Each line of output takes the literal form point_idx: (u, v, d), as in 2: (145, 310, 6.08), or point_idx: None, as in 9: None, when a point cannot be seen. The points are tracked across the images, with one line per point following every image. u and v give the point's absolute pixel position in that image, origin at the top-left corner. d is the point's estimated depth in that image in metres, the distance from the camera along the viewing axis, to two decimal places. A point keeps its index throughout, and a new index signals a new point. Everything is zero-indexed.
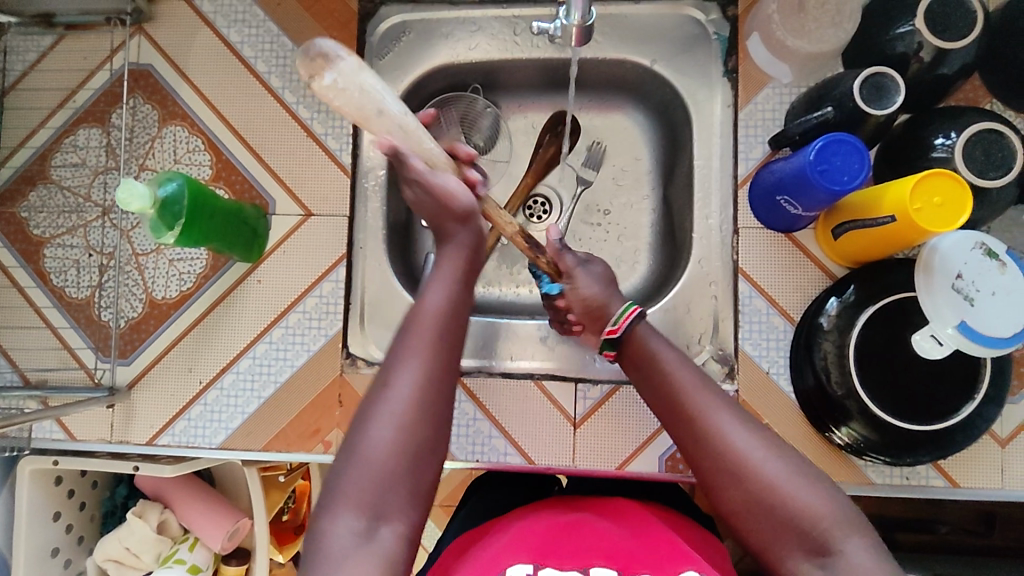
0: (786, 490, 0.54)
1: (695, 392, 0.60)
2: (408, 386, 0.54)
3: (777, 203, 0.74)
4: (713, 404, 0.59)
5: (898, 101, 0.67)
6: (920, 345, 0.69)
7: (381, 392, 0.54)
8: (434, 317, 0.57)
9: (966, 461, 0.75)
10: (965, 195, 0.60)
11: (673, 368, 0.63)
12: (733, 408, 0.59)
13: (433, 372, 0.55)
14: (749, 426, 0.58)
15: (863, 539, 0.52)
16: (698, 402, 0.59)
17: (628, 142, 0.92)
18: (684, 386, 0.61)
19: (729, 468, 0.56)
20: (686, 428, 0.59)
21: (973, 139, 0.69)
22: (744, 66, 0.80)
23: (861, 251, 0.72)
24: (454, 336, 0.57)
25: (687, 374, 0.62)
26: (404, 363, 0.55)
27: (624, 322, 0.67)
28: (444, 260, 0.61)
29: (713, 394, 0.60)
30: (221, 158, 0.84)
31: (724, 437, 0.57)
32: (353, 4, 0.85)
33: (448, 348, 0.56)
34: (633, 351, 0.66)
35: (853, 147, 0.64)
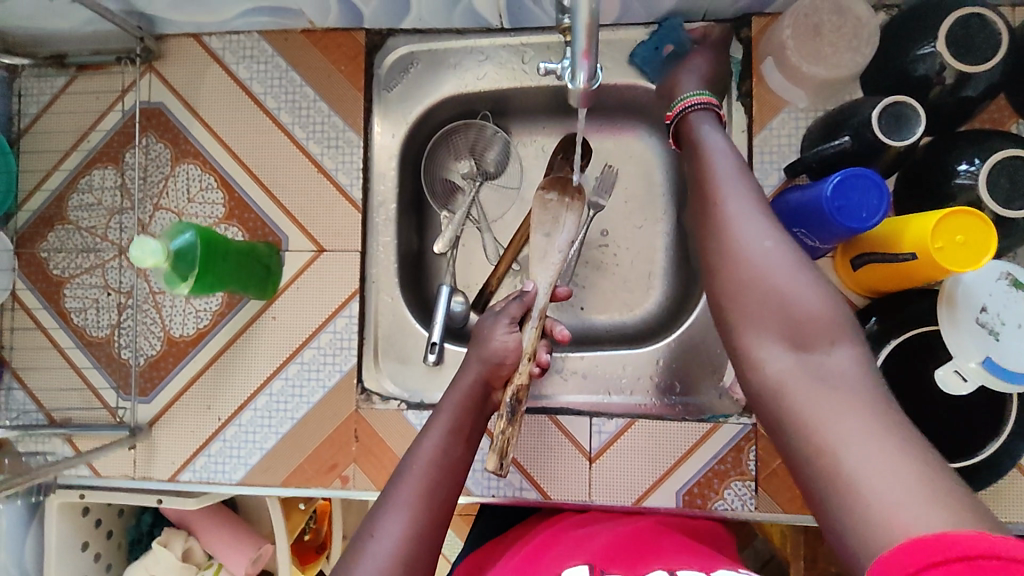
0: (782, 279, 0.51)
1: (717, 174, 0.58)
2: (393, 536, 0.56)
3: (794, 235, 0.72)
4: (741, 193, 0.56)
5: (919, 132, 0.64)
6: (944, 381, 0.67)
7: (365, 542, 0.56)
8: (426, 464, 0.62)
9: (996, 496, 0.73)
10: (989, 234, 0.58)
11: (714, 147, 0.60)
12: (753, 198, 0.56)
13: (419, 519, 0.58)
14: (772, 227, 0.54)
15: (852, 350, 0.48)
16: (715, 192, 0.57)
17: (640, 166, 0.91)
18: (711, 176, 0.58)
19: (736, 259, 0.53)
20: (701, 201, 0.58)
21: (997, 167, 0.67)
22: (759, 90, 0.78)
23: (881, 284, 0.70)
24: (444, 484, 0.62)
25: (718, 156, 0.59)
26: (390, 516, 0.58)
27: (679, 108, 0.66)
28: (443, 411, 0.68)
29: (746, 183, 0.57)
30: (234, 196, 0.84)
31: (734, 228, 0.54)
32: (359, 37, 0.84)
33: (436, 496, 0.60)
34: (683, 133, 0.65)
35: (871, 182, 0.62)
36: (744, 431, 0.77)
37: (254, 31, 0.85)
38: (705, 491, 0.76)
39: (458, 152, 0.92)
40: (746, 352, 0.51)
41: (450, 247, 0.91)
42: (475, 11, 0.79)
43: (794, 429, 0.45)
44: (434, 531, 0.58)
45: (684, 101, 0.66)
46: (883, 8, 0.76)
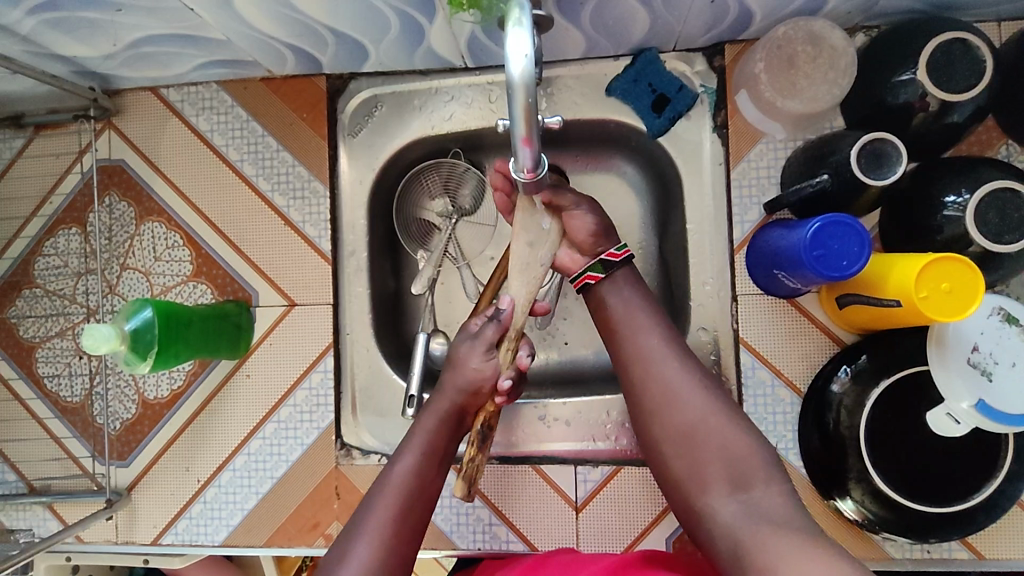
0: (709, 424, 0.58)
1: (638, 321, 0.65)
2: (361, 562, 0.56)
3: (775, 276, 0.69)
4: (661, 342, 0.63)
5: (900, 171, 0.62)
6: (937, 423, 0.65)
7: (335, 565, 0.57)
8: (399, 487, 0.63)
9: (993, 534, 0.70)
10: (977, 283, 0.55)
11: (628, 304, 0.66)
12: (664, 335, 0.64)
13: (386, 543, 0.58)
14: (692, 371, 0.62)
15: (779, 486, 0.54)
16: (642, 338, 0.64)
17: (619, 196, 0.87)
18: (630, 323, 0.65)
19: (668, 405, 0.60)
20: (627, 362, 0.64)
21: (986, 200, 0.63)
22: (734, 121, 0.76)
23: (869, 324, 0.67)
24: (417, 509, 0.63)
25: (637, 308, 0.66)
26: (363, 536, 0.59)
27: (628, 254, 0.67)
28: (419, 430, 0.68)
29: (663, 333, 0.64)
30: (201, 253, 0.82)
31: (663, 373, 0.61)
32: (321, 82, 0.82)
33: (406, 523, 0.61)
34: (593, 290, 0.69)
35: (852, 229, 0.59)
36: None
37: (212, 81, 0.83)
38: None
39: (431, 190, 0.88)
40: (699, 513, 0.56)
41: (428, 288, 0.87)
42: (436, 53, 0.76)
43: (746, 556, 0.49)
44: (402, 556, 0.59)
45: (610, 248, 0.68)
46: (861, 30, 0.72)
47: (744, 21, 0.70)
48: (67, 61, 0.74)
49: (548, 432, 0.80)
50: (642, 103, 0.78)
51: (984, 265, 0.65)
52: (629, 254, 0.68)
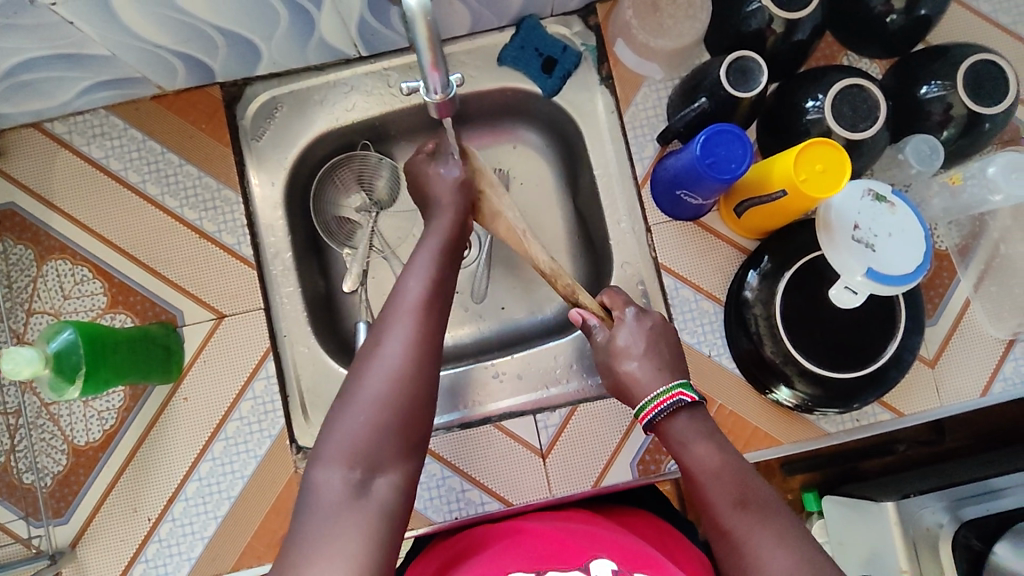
0: None
1: (728, 496, 0.54)
2: (397, 340, 0.56)
3: (678, 197, 0.75)
4: (749, 520, 0.53)
5: (763, 80, 0.70)
6: (839, 298, 0.72)
7: (373, 350, 0.56)
8: (420, 279, 0.62)
9: (905, 389, 0.77)
10: (844, 161, 0.63)
11: (708, 474, 0.56)
12: (768, 515, 0.53)
13: (419, 319, 0.58)
14: (797, 551, 0.50)
15: None
16: (734, 523, 0.53)
17: (528, 162, 0.92)
18: (722, 499, 0.54)
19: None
20: (722, 548, 0.53)
21: (838, 98, 0.72)
22: (617, 71, 0.82)
23: (763, 224, 0.74)
24: (441, 300, 0.61)
25: (725, 476, 0.56)
26: (394, 319, 0.58)
27: (660, 403, 0.61)
28: (433, 227, 0.68)
29: (753, 507, 0.53)
30: (114, 281, 0.79)
31: (758, 555, 0.51)
32: (215, 92, 0.82)
33: (434, 307, 0.60)
34: (666, 439, 0.61)
35: (733, 135, 0.66)
36: None
37: (100, 107, 0.81)
38: (656, 455, 0.77)
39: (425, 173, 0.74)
40: None
41: (360, 283, 0.88)
42: (328, 45, 0.78)
43: None
44: (439, 343, 0.58)
45: (659, 399, 0.61)
46: None
47: None
48: None
49: (501, 388, 0.83)
50: (532, 66, 0.83)
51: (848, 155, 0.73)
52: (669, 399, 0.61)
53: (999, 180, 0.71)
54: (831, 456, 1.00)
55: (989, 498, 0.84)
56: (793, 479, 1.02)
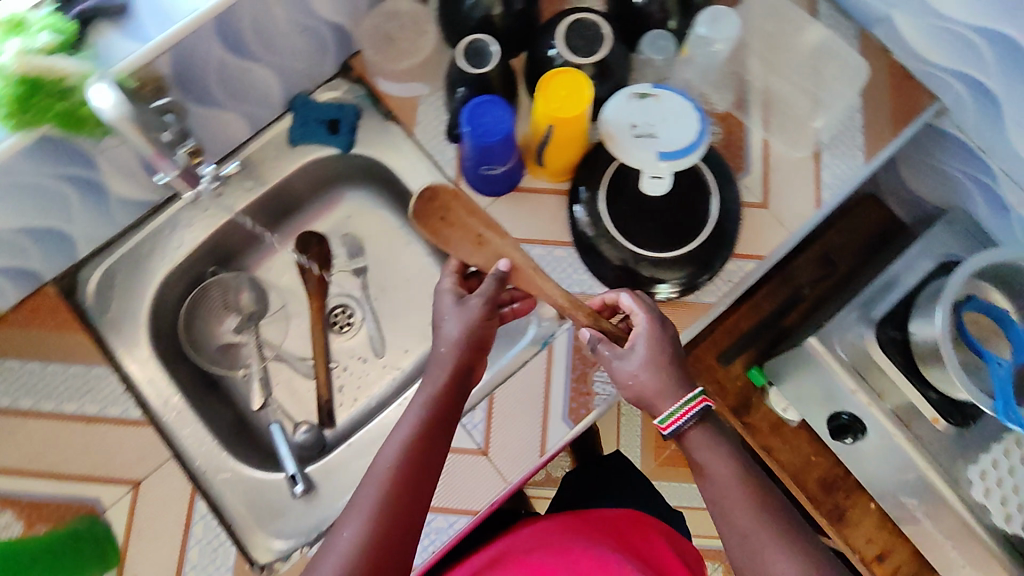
0: None
1: (740, 500, 0.64)
2: (346, 541, 0.59)
3: (484, 174, 0.81)
4: (762, 528, 0.62)
5: (497, 49, 0.77)
6: (653, 188, 0.79)
7: (327, 548, 0.59)
8: (390, 467, 0.63)
9: (754, 235, 0.83)
10: (581, 78, 0.71)
11: (724, 481, 0.65)
12: (773, 518, 0.63)
13: (381, 512, 0.60)
14: (797, 547, 0.61)
15: None
16: (747, 526, 0.63)
17: (365, 215, 0.99)
18: (735, 502, 0.64)
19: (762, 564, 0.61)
20: (736, 541, 0.63)
21: (566, 36, 0.81)
22: (392, 103, 0.87)
23: (564, 162, 0.81)
24: (414, 482, 0.63)
25: (740, 481, 0.65)
26: (352, 517, 0.60)
27: (684, 412, 0.67)
28: (427, 383, 0.70)
29: (765, 514, 0.63)
30: (21, 503, 0.78)
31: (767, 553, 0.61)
32: (51, 289, 0.85)
33: (402, 498, 0.62)
34: (685, 442, 0.69)
35: (489, 101, 0.74)
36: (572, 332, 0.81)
37: None
38: (581, 398, 0.79)
39: (447, 300, 0.73)
40: None
41: (265, 395, 0.93)
42: (129, 198, 0.82)
43: None
44: (389, 551, 0.59)
45: (682, 404, 0.68)
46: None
47: (344, 34, 0.85)
48: None
49: None
50: (320, 135, 0.89)
51: (602, 74, 0.82)
52: (693, 408, 0.68)
53: (710, 34, 0.82)
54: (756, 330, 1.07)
55: (891, 288, 0.92)
56: (734, 366, 1.06)
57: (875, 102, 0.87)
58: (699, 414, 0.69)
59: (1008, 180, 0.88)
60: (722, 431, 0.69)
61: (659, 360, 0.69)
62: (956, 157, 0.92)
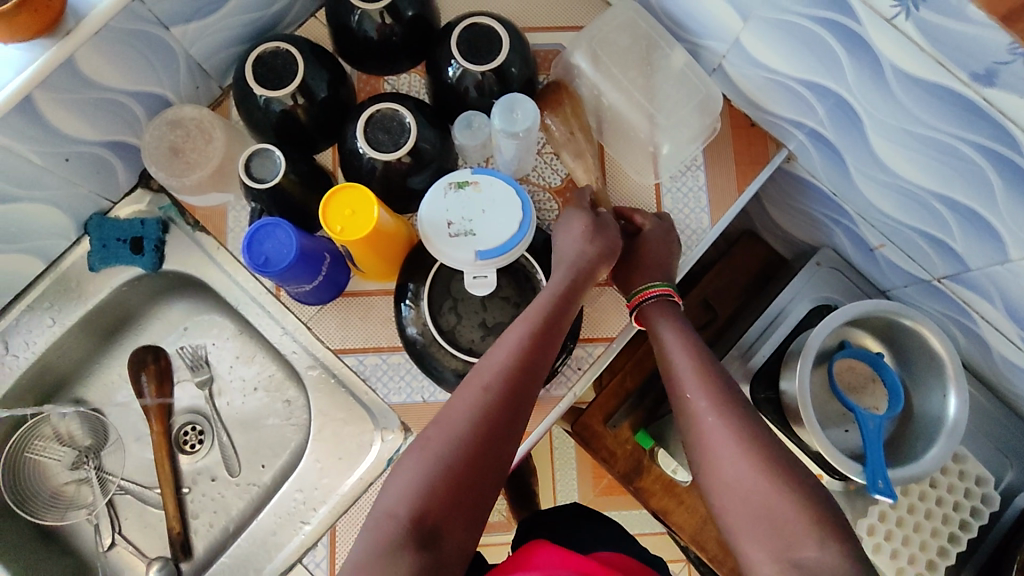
0: (768, 494, 0.55)
1: (689, 377, 0.64)
2: (397, 487, 0.56)
3: (294, 292, 0.74)
4: (711, 405, 0.61)
5: (282, 160, 0.71)
6: (477, 288, 0.73)
7: (383, 490, 0.58)
8: (447, 418, 0.59)
9: (600, 318, 0.78)
10: (366, 193, 0.65)
11: (677, 364, 0.66)
12: (729, 404, 0.61)
13: (432, 467, 0.57)
14: (749, 444, 0.58)
15: (837, 547, 0.51)
16: (699, 407, 0.62)
17: (202, 323, 0.92)
18: (687, 381, 0.64)
19: (736, 489, 0.56)
20: (690, 427, 0.62)
21: (370, 130, 0.74)
22: (199, 214, 0.81)
23: (382, 265, 0.74)
24: (475, 441, 0.58)
25: (691, 355, 0.66)
26: (404, 462, 0.58)
27: (640, 297, 0.72)
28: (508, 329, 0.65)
29: (713, 387, 0.63)
30: None
31: (716, 441, 0.59)
32: None
33: (462, 453, 0.57)
34: (649, 321, 0.72)
35: (270, 226, 0.67)
36: None
37: None
38: None
39: (576, 222, 0.72)
40: None
41: (114, 534, 0.87)
42: None
43: None
44: (436, 502, 0.55)
45: (655, 289, 0.72)
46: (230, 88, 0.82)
47: (130, 147, 0.78)
48: None
49: (265, 550, 0.78)
50: (123, 255, 0.81)
51: (417, 164, 0.75)
52: (658, 292, 0.71)
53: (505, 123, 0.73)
54: (648, 384, 1.03)
55: (780, 321, 0.89)
56: (622, 429, 1.00)
57: (717, 154, 0.81)
58: (666, 300, 0.72)
59: (866, 222, 0.83)
60: (687, 319, 0.71)
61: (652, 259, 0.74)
62: (814, 200, 0.87)
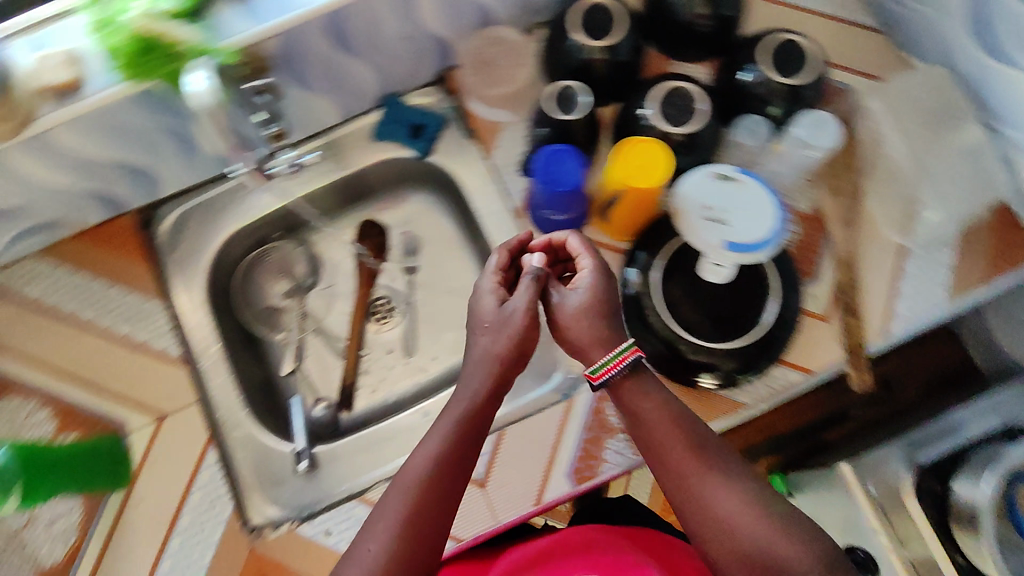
0: None
1: (681, 440, 0.61)
2: (396, 519, 0.57)
3: (546, 219, 0.83)
4: (706, 471, 0.60)
5: (587, 101, 0.79)
6: (708, 275, 0.77)
7: (373, 517, 0.58)
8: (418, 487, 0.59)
9: (806, 347, 0.78)
10: (660, 150, 0.74)
11: (656, 435, 0.62)
12: (739, 484, 0.60)
13: (420, 503, 0.58)
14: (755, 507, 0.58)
15: None
16: (696, 471, 0.60)
17: (426, 218, 1.02)
18: (674, 454, 0.61)
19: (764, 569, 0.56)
20: (685, 492, 0.60)
21: (662, 102, 0.80)
22: (477, 123, 0.91)
23: (629, 224, 0.81)
24: (451, 480, 0.60)
25: (681, 443, 0.61)
26: (394, 497, 0.59)
27: (604, 371, 0.64)
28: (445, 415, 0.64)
29: (711, 462, 0.61)
30: (61, 406, 0.86)
31: (720, 501, 0.58)
32: (131, 219, 0.91)
33: (447, 490, 0.59)
34: (623, 393, 0.64)
35: (564, 152, 0.78)
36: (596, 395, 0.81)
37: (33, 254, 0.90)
38: (589, 461, 0.80)
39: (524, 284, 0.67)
40: None
41: (298, 363, 0.97)
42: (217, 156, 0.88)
43: None
44: (432, 532, 0.58)
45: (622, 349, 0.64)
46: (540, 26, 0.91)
47: (447, 47, 0.88)
48: None
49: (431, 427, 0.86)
50: (402, 136, 0.93)
51: (689, 146, 0.80)
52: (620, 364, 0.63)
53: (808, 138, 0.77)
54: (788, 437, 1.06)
55: (952, 433, 0.87)
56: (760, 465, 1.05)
57: (976, 237, 0.80)
58: (627, 373, 0.64)
59: None
60: (672, 385, 0.65)
61: (579, 311, 0.66)
62: None
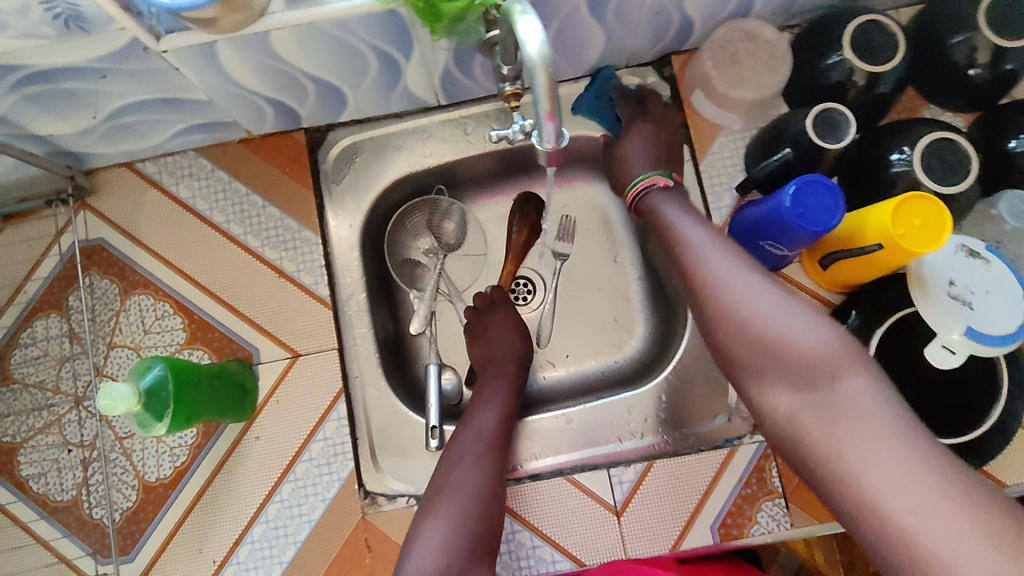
0: (783, 329, 0.54)
1: (716, 255, 0.62)
2: (468, 473, 0.68)
3: (762, 247, 0.73)
4: (734, 281, 0.59)
5: (852, 133, 0.70)
6: (934, 356, 0.69)
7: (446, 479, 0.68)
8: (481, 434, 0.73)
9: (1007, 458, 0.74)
10: (944, 216, 0.62)
11: (686, 236, 0.66)
12: (750, 269, 0.60)
13: (484, 461, 0.70)
14: (775, 294, 0.57)
15: (866, 375, 0.50)
16: (724, 274, 0.60)
17: (595, 207, 0.94)
18: (706, 263, 0.62)
19: (763, 343, 0.55)
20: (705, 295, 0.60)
21: (926, 151, 0.70)
22: (693, 121, 0.83)
23: (851, 276, 0.73)
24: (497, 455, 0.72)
25: (699, 239, 0.64)
26: (459, 451, 0.71)
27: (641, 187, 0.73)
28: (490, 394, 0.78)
29: (730, 265, 0.61)
30: (193, 317, 0.80)
31: (725, 286, 0.59)
32: (301, 137, 0.84)
33: (495, 459, 0.71)
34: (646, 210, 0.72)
35: (824, 185, 0.65)
36: (762, 451, 0.76)
37: (189, 150, 0.83)
38: (738, 520, 0.75)
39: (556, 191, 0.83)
40: (772, 415, 0.54)
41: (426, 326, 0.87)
42: (410, 93, 0.80)
43: (813, 458, 0.49)
44: (491, 492, 0.67)
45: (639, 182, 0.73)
46: (786, 29, 0.82)
47: (686, 31, 0.78)
48: (42, 140, 0.74)
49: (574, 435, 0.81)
50: (606, 116, 0.84)
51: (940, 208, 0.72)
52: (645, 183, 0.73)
53: None
54: None
55: None
56: None
57: None
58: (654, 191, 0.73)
59: None
60: (688, 202, 0.71)
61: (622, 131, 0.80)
62: None
